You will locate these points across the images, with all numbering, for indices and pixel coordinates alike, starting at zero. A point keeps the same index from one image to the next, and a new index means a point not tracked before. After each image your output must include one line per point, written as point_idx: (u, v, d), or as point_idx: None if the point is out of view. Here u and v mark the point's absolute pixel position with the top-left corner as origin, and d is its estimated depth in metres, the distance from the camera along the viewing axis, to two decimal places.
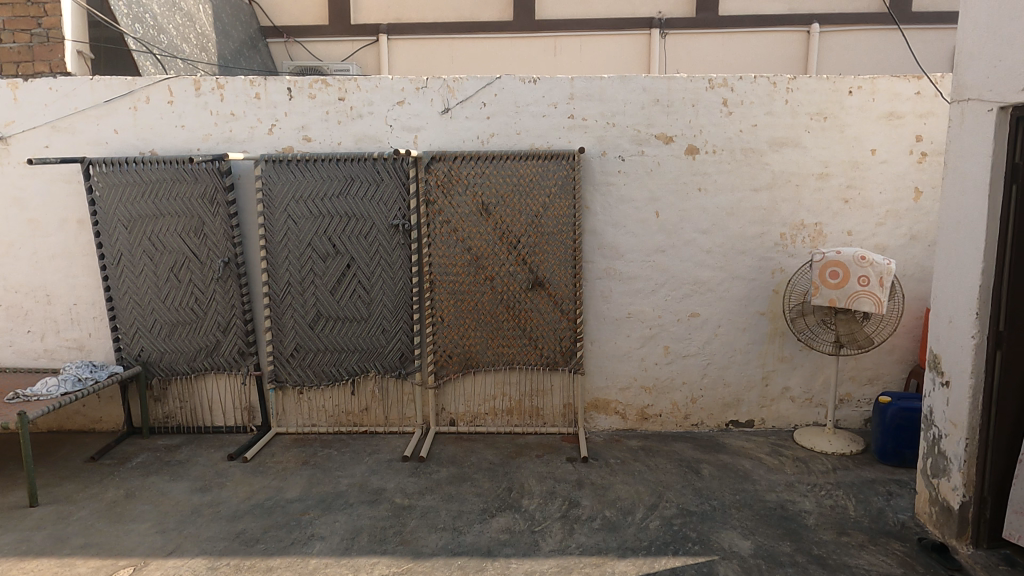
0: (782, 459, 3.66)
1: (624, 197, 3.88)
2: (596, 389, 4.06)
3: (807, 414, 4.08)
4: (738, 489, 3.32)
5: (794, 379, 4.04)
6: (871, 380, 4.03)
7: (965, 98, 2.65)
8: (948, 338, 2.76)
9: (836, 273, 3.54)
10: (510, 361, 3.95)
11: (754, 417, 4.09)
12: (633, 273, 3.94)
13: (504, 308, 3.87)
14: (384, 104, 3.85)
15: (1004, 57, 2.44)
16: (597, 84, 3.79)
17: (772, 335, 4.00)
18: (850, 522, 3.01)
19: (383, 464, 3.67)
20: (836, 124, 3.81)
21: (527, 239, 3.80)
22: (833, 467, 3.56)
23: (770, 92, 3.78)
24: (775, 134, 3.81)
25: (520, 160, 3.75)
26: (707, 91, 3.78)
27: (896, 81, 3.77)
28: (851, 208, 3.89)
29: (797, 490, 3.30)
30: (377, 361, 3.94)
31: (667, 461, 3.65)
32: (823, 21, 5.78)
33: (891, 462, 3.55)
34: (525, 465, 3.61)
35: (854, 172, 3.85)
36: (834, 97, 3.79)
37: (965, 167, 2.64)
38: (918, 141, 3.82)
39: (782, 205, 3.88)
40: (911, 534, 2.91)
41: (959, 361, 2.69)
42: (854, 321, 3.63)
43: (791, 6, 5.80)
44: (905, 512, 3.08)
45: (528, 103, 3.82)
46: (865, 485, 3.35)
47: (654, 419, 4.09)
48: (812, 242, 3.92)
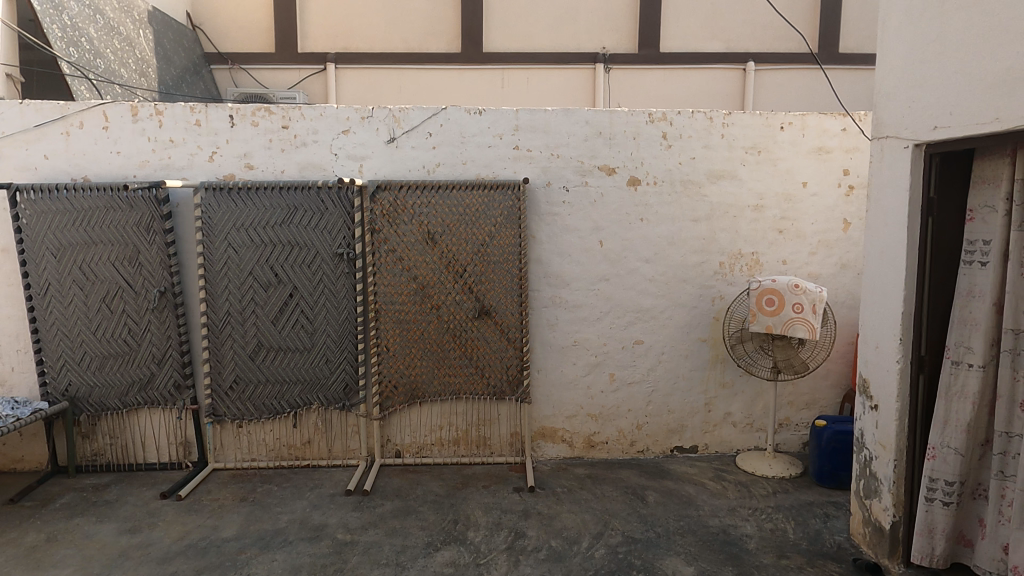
0: (724, 484, 3.72)
1: (569, 227, 3.94)
2: (542, 417, 4.06)
3: (748, 438, 4.17)
4: (682, 515, 3.35)
5: (735, 405, 4.13)
6: (808, 405, 4.16)
7: (885, 136, 2.82)
8: (876, 363, 2.88)
9: (771, 300, 3.65)
10: (457, 391, 3.92)
11: (698, 442, 4.15)
12: (578, 302, 3.99)
13: (450, 337, 3.86)
14: (329, 132, 3.84)
15: (917, 98, 2.61)
16: (542, 117, 3.86)
17: (713, 361, 4.09)
18: (789, 545, 3.07)
19: (326, 498, 3.58)
20: (769, 157, 3.97)
21: (473, 268, 3.81)
22: (773, 490, 3.64)
23: (707, 126, 3.92)
24: (713, 167, 3.95)
25: (466, 190, 3.78)
26: (647, 125, 3.90)
27: (824, 118, 3.97)
28: (785, 238, 4.04)
29: (739, 515, 3.36)
30: (320, 393, 3.86)
31: (613, 488, 3.67)
32: (758, 59, 6.05)
33: (829, 484, 3.65)
34: (471, 497, 3.56)
35: (787, 204, 4.01)
36: (767, 132, 3.96)
37: (887, 201, 2.80)
38: (846, 174, 4.02)
39: (720, 235, 4.01)
40: (846, 555, 2.98)
41: (886, 384, 2.80)
42: (790, 347, 3.75)
43: (728, 45, 6.06)
44: (841, 534, 3.16)
45: (473, 134, 3.86)
46: (804, 508, 3.43)
47: (600, 447, 4.11)
48: (750, 270, 4.05)
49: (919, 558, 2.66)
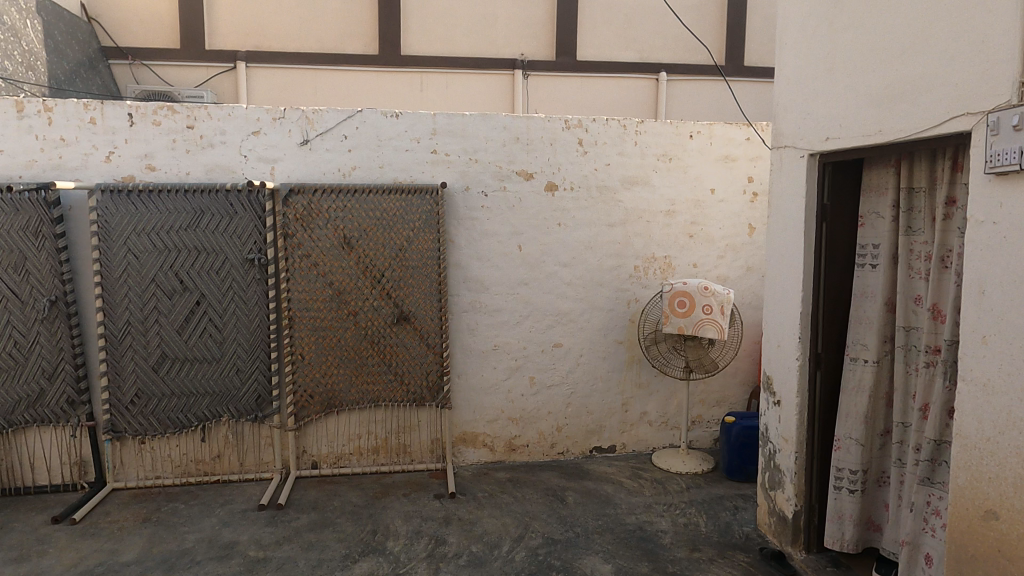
0: (641, 482, 3.82)
1: (487, 232, 3.94)
2: (463, 422, 4.04)
3: (663, 436, 4.31)
4: (601, 514, 3.42)
5: (650, 404, 4.25)
6: (718, 402, 4.33)
7: (783, 145, 2.98)
8: (778, 361, 3.03)
9: (683, 303, 3.79)
10: (376, 398, 3.85)
11: (616, 442, 4.25)
12: (498, 306, 4.00)
13: (368, 344, 3.79)
14: (238, 133, 3.69)
15: (811, 110, 2.77)
16: (459, 121, 3.86)
17: (629, 362, 4.20)
18: (702, 538, 3.18)
19: (237, 515, 3.43)
20: (679, 165, 4.12)
21: (391, 273, 3.76)
22: (687, 486, 3.77)
23: (621, 133, 4.03)
24: (627, 174, 4.06)
25: (384, 194, 3.73)
26: (563, 131, 3.98)
27: (729, 128, 4.16)
28: (696, 242, 4.20)
29: (654, 511, 3.45)
30: (230, 404, 3.70)
31: (534, 491, 3.70)
32: (669, 70, 6.27)
33: (738, 478, 3.82)
34: (391, 506, 3.50)
35: (696, 210, 4.18)
36: (677, 140, 4.11)
37: (786, 207, 2.96)
38: (750, 182, 4.23)
39: (635, 240, 4.12)
40: (754, 544, 3.12)
41: (787, 381, 2.96)
42: (701, 347, 3.89)
43: (641, 55, 6.25)
44: (749, 525, 3.31)
45: (390, 137, 3.82)
46: (715, 502, 3.56)
47: (521, 450, 4.14)
48: (662, 274, 4.18)
49: (831, 542, 2.82)
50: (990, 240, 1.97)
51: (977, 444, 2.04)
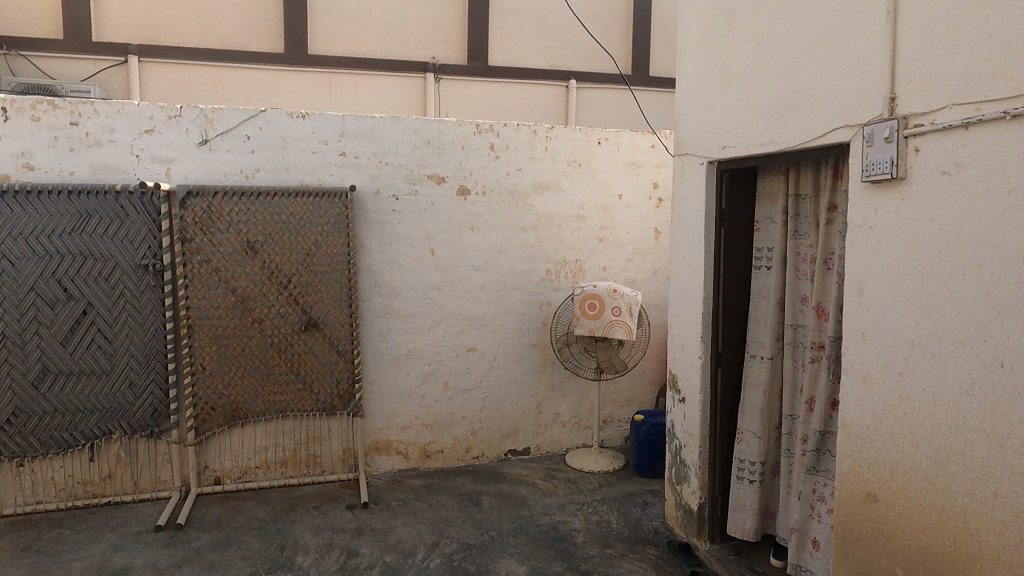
0: (555, 482, 3.87)
1: (399, 236, 3.89)
2: (376, 430, 3.96)
3: (576, 436, 4.39)
4: (516, 516, 3.44)
5: (563, 405, 4.33)
6: (628, 401, 4.46)
7: (684, 153, 3.11)
8: (682, 360, 3.16)
9: (593, 305, 3.88)
10: (283, 409, 3.71)
11: (530, 444, 4.29)
12: (410, 311, 3.95)
13: (274, 352, 3.64)
14: (129, 131, 3.47)
15: (709, 120, 2.91)
16: (368, 124, 3.80)
17: (543, 365, 4.26)
18: (613, 534, 3.26)
19: (131, 538, 3.21)
20: (588, 170, 4.23)
21: (298, 278, 3.64)
22: (599, 484, 3.86)
23: (532, 139, 4.10)
24: (538, 178, 4.13)
25: (289, 197, 3.61)
26: (475, 135, 3.99)
27: (635, 135, 4.31)
28: (605, 246, 4.31)
29: (568, 511, 3.51)
30: (123, 420, 3.47)
31: (448, 497, 3.67)
32: (579, 78, 6.42)
33: (647, 474, 3.94)
34: (300, 519, 3.39)
35: (605, 214, 4.29)
36: (586, 146, 4.22)
37: (687, 212, 3.09)
38: (655, 187, 4.39)
39: (546, 244, 4.19)
40: (662, 538, 3.23)
41: (691, 379, 3.08)
42: (611, 348, 4.00)
43: (551, 62, 6.36)
44: (658, 519, 3.42)
45: (296, 139, 3.70)
46: (626, 498, 3.66)
47: (436, 456, 4.10)
48: (574, 277, 4.27)
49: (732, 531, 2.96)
50: (867, 243, 2.13)
51: (858, 432, 2.19)
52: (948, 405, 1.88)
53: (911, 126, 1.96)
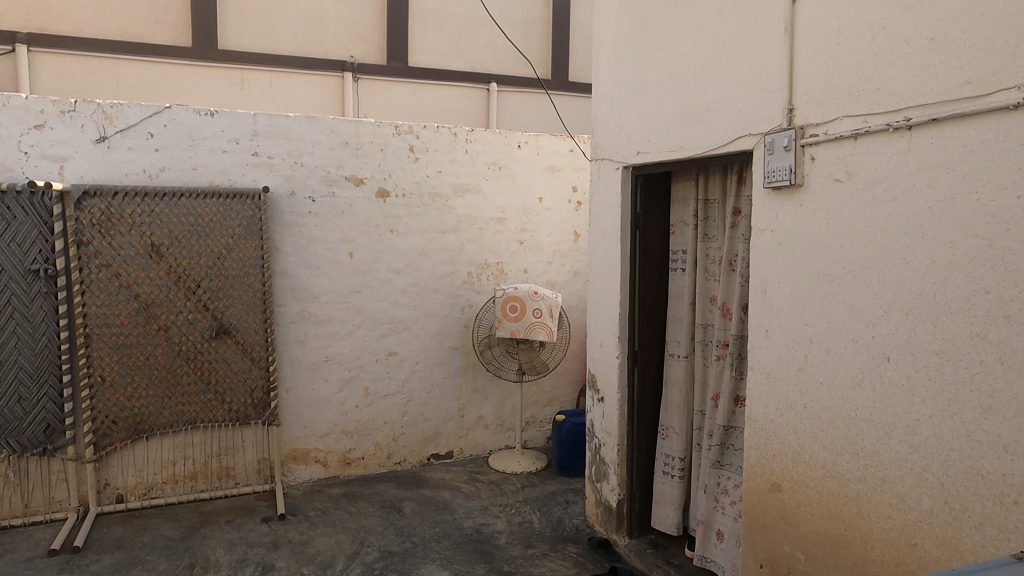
0: (478, 485, 3.87)
1: (316, 239, 3.79)
2: (293, 439, 3.84)
3: (499, 438, 4.40)
4: (438, 521, 3.41)
5: (486, 408, 4.33)
6: (550, 402, 4.51)
7: (600, 158, 3.18)
8: (601, 360, 3.23)
9: (514, 307, 3.90)
10: (193, 420, 3.53)
11: (453, 447, 4.28)
12: (328, 316, 3.85)
13: (182, 361, 3.47)
14: (16, 126, 3.21)
15: (624, 126, 2.99)
16: (282, 123, 3.68)
17: (465, 367, 4.25)
18: (536, 534, 3.29)
19: (20, 565, 2.97)
20: (508, 173, 4.26)
21: (208, 283, 3.48)
22: (522, 485, 3.89)
23: (452, 141, 4.09)
24: (458, 181, 4.12)
25: (198, 199, 3.45)
26: (394, 137, 3.95)
27: (554, 139, 4.38)
28: (525, 248, 4.35)
29: (491, 513, 3.51)
30: (11, 438, 3.21)
31: (369, 504, 3.61)
32: (499, 81, 6.46)
33: (569, 473, 4.00)
34: (212, 535, 3.24)
35: (526, 217, 4.34)
36: (506, 150, 4.25)
37: (604, 216, 3.16)
38: (574, 191, 4.47)
39: (467, 246, 4.19)
40: (582, 535, 3.29)
41: (609, 378, 3.15)
42: (532, 350, 4.04)
43: (472, 65, 6.36)
44: (579, 517, 3.48)
45: (205, 137, 3.54)
46: (548, 498, 3.71)
47: (356, 463, 4.02)
48: (495, 280, 4.28)
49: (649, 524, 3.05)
50: (769, 246, 2.25)
51: (763, 425, 2.30)
52: (842, 398, 2.00)
53: (808, 136, 2.08)
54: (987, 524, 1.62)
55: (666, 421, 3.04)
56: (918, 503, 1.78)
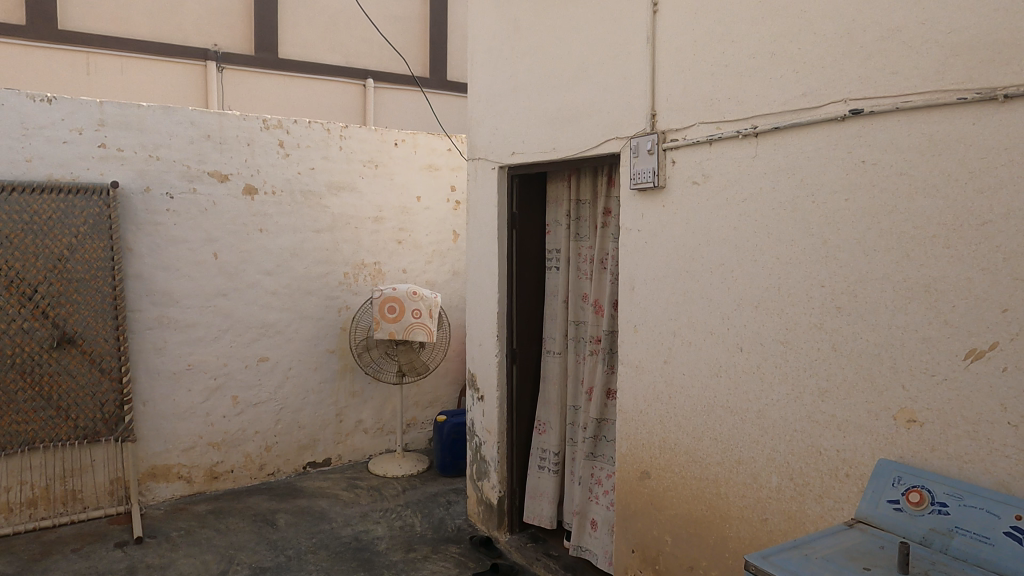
0: (357, 491, 3.77)
1: (175, 238, 3.52)
2: (151, 455, 3.54)
3: (379, 442, 4.31)
4: (315, 531, 3.29)
5: (365, 412, 4.23)
6: (431, 403, 4.48)
7: (477, 157, 3.20)
8: (480, 358, 3.24)
9: (392, 308, 3.83)
10: (30, 441, 3.17)
11: (331, 454, 4.14)
12: (191, 321, 3.59)
13: (16, 375, 3.10)
14: None
15: (499, 126, 3.02)
16: (134, 113, 3.39)
17: (342, 371, 4.12)
18: (417, 537, 3.25)
19: None
20: (385, 171, 4.18)
21: (47, 288, 3.14)
22: (403, 488, 3.83)
23: (325, 137, 3.95)
24: (332, 179, 3.99)
25: (33, 194, 3.11)
26: (262, 131, 3.75)
27: (431, 138, 4.35)
28: (404, 248, 4.29)
29: (371, 519, 3.43)
30: None
31: (239, 519, 3.40)
32: (376, 77, 6.32)
33: (451, 473, 4.00)
34: (54, 567, 2.92)
35: (403, 217, 4.27)
36: (382, 148, 4.17)
37: (481, 215, 3.18)
38: (453, 190, 4.46)
39: (343, 246, 4.06)
40: (464, 534, 3.29)
41: (488, 376, 3.17)
42: (412, 351, 3.99)
43: (347, 60, 6.19)
44: (461, 516, 3.48)
45: (41, 126, 3.18)
46: (429, 500, 3.68)
47: (224, 477, 3.78)
48: (373, 280, 4.19)
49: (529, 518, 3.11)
50: (636, 245, 2.35)
51: (633, 416, 2.41)
52: (702, 387, 2.13)
53: (669, 141, 2.20)
54: (825, 496, 1.78)
55: (543, 417, 3.10)
56: (768, 481, 1.93)
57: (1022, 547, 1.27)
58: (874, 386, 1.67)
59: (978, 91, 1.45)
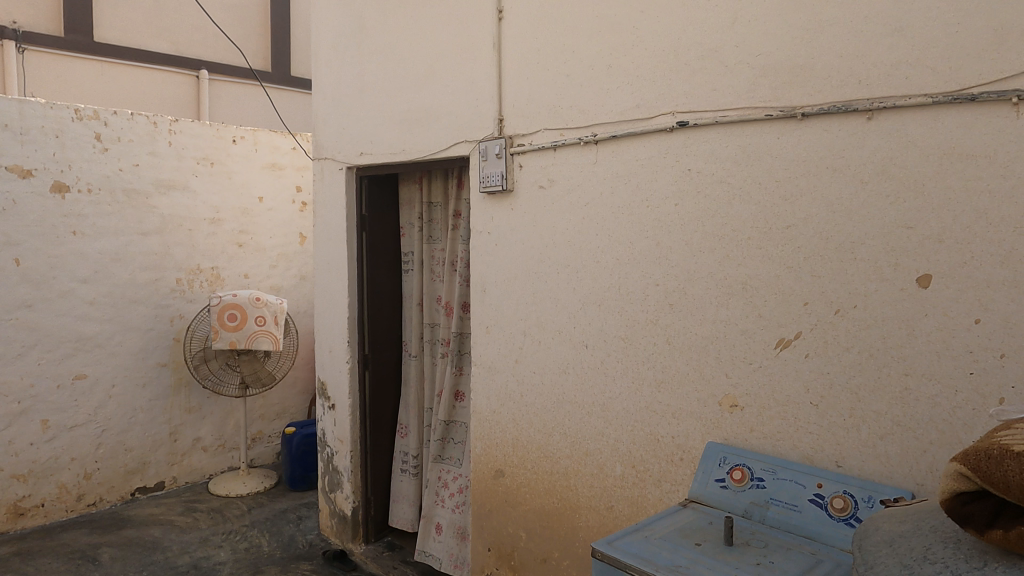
0: (196, 515, 3.48)
1: None
2: None
3: (220, 460, 4.02)
4: (146, 563, 2.99)
5: (203, 428, 3.92)
6: (278, 415, 4.25)
7: (323, 157, 3.08)
8: (330, 366, 3.12)
9: (233, 315, 3.58)
10: None
11: (164, 477, 3.79)
12: None
13: None
14: None
15: (346, 125, 2.93)
16: None
17: (176, 386, 3.79)
18: (264, 558, 3.06)
19: None
20: (222, 170, 3.91)
21: None
22: (248, 508, 3.60)
23: (150, 131, 3.61)
24: (161, 177, 3.67)
25: None
26: (73, 122, 3.35)
27: (274, 136, 4.13)
28: (245, 251, 4.04)
29: (211, 544, 3.18)
30: None
31: (53, 559, 3.01)
32: (211, 68, 5.90)
33: (301, 487, 3.82)
34: None
35: (244, 218, 4.02)
36: (218, 144, 3.89)
37: (328, 217, 3.07)
38: (298, 191, 4.27)
39: (174, 250, 3.74)
40: (316, 550, 3.15)
41: (339, 384, 3.06)
42: (256, 360, 3.75)
43: (176, 48, 5.71)
44: (312, 532, 3.33)
45: None
46: (278, 517, 3.49)
47: (33, 513, 3.31)
48: (210, 286, 3.90)
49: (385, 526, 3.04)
50: (487, 248, 2.39)
51: (486, 416, 2.44)
52: (551, 384, 2.21)
53: (516, 146, 2.25)
54: (663, 480, 1.91)
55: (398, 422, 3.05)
56: (613, 470, 2.04)
57: (823, 512, 1.45)
58: (702, 375, 1.82)
59: (782, 109, 1.63)
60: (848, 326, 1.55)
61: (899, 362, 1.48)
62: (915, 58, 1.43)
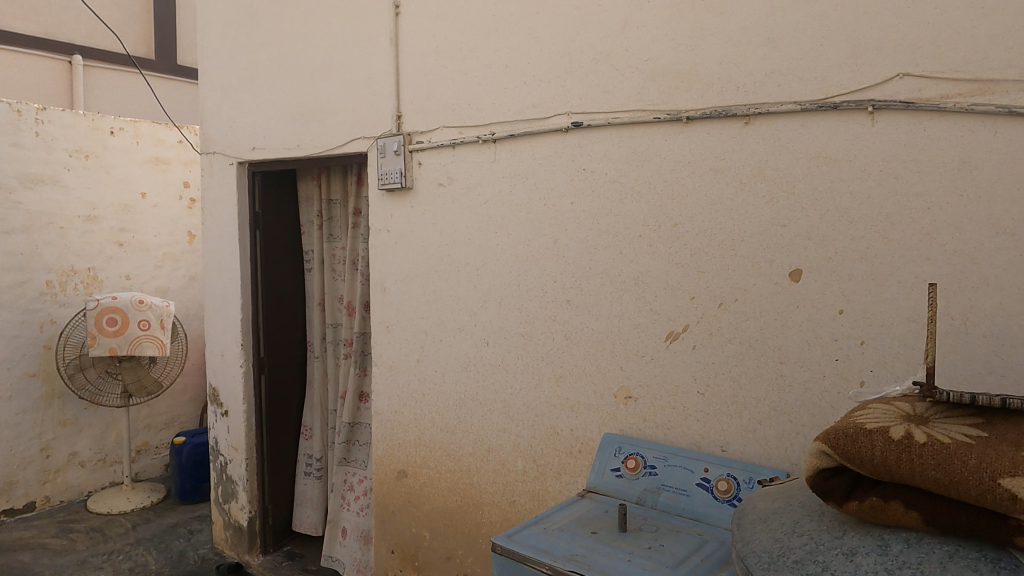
0: (73, 536, 3.23)
1: None
2: None
3: (100, 476, 3.74)
4: None
5: (81, 442, 3.64)
6: (166, 424, 4.00)
7: (211, 150, 2.93)
8: (223, 371, 2.97)
9: (113, 320, 3.34)
10: None
11: (35, 497, 3.48)
12: None
13: None
14: None
15: (236, 117, 2.80)
16: None
17: (48, 397, 3.49)
18: None
19: None
20: (98, 163, 3.64)
21: None
22: (133, 524, 3.37)
23: (14, 120, 3.30)
24: (27, 170, 3.36)
25: None
26: None
27: (158, 128, 3.88)
28: (126, 251, 3.77)
29: (91, 566, 2.96)
30: None
31: None
32: (85, 54, 5.46)
33: (192, 499, 3.62)
34: None
35: (124, 215, 3.76)
36: (94, 136, 3.61)
37: (218, 214, 2.92)
38: (185, 187, 4.04)
39: (43, 250, 3.44)
40: (209, 565, 3.00)
41: (233, 389, 2.92)
42: (140, 367, 3.52)
43: (44, 30, 5.25)
44: (205, 546, 3.16)
45: None
46: (166, 532, 3.29)
47: None
48: (86, 288, 3.61)
49: None
50: (386, 246, 2.35)
51: (388, 416, 2.40)
52: (453, 382, 2.21)
53: (415, 143, 2.23)
54: (563, 473, 1.96)
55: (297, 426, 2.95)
56: (514, 465, 2.06)
57: (710, 494, 1.53)
58: (599, 368, 1.88)
59: (668, 113, 1.71)
60: (730, 318, 1.65)
61: (774, 352, 1.59)
62: (786, 67, 1.53)
